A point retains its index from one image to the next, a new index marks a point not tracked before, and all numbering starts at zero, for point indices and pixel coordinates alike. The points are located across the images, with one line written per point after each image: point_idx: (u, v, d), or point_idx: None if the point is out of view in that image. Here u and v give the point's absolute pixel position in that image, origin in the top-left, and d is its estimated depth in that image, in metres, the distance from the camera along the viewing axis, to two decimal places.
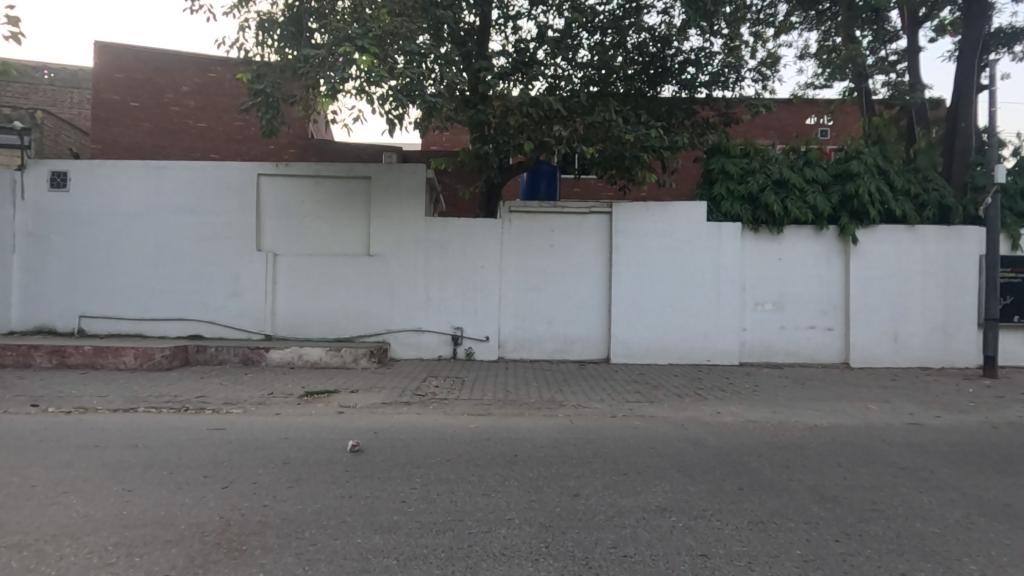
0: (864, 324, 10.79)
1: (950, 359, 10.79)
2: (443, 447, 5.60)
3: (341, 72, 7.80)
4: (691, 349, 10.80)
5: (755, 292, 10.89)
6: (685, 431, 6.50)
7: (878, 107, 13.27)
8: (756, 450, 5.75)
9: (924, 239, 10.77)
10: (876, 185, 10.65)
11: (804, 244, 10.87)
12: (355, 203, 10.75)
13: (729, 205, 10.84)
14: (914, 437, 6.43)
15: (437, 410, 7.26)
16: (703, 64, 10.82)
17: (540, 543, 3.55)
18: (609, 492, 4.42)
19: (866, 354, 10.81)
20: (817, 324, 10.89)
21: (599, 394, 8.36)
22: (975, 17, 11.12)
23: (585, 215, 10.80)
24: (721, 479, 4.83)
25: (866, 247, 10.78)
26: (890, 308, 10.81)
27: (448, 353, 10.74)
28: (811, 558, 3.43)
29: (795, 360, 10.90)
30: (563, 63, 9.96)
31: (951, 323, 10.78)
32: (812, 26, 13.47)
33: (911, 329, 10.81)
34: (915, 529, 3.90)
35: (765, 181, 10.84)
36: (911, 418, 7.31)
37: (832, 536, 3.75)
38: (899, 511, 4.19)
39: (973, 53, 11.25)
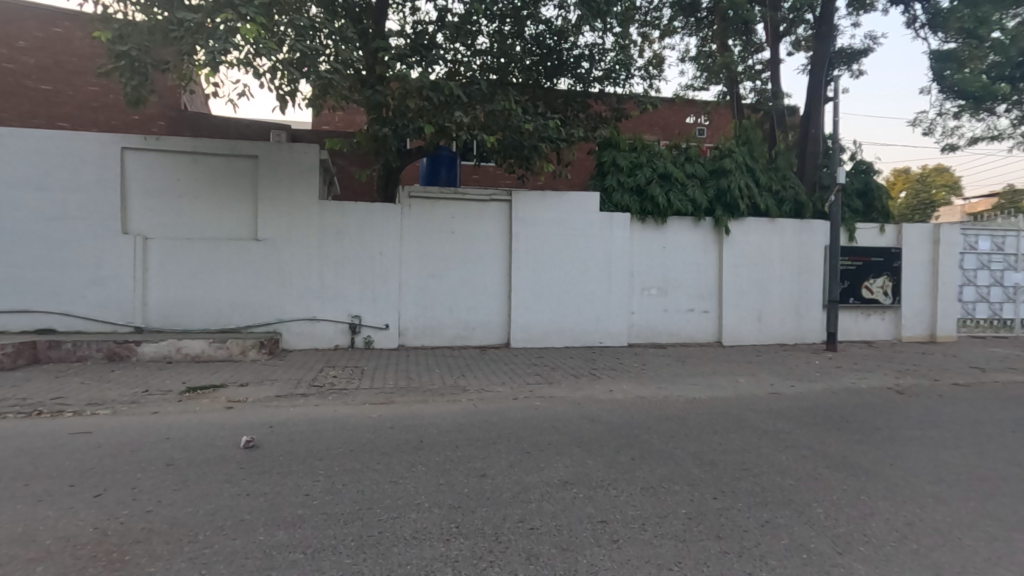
0: (734, 306, 12.02)
1: (801, 336, 12.38)
2: (346, 437, 5.47)
3: (222, 41, 7.13)
4: (585, 332, 11.38)
5: (642, 278, 11.70)
6: (582, 409, 6.88)
7: (747, 110, 14.84)
8: (645, 423, 6.25)
9: (783, 231, 12.19)
10: (745, 182, 11.84)
11: (685, 234, 11.83)
12: (240, 184, 9.96)
13: (619, 196, 11.51)
14: (774, 404, 7.34)
15: (337, 401, 7.04)
16: (597, 60, 11.29)
17: (450, 523, 3.63)
18: (514, 470, 4.60)
19: (735, 334, 12.07)
20: (695, 307, 11.94)
21: (501, 378, 8.59)
22: (824, 36, 12.67)
23: (486, 202, 10.91)
24: (616, 451, 5.21)
25: (735, 237, 11.97)
26: (755, 292, 12.13)
27: (345, 342, 10.39)
28: (693, 514, 3.85)
29: (676, 340, 11.89)
30: (462, 49, 9.92)
31: (803, 305, 12.35)
32: (692, 31, 14.58)
33: (771, 310, 12.22)
34: (776, 482, 4.50)
35: (651, 175, 11.66)
36: (771, 388, 8.33)
37: (711, 494, 4.22)
38: (763, 468, 4.80)
39: (822, 68, 12.81)
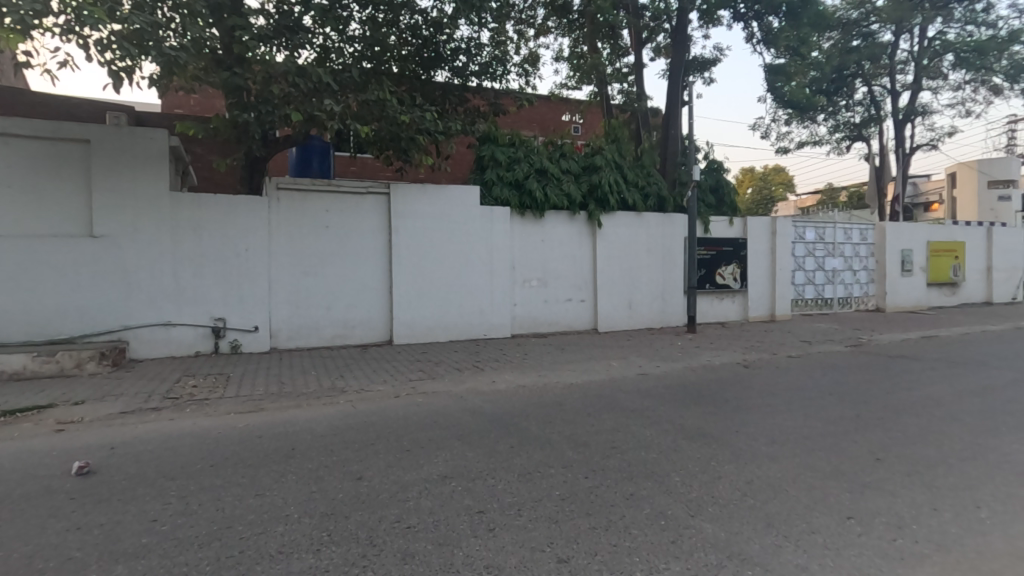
0: (607, 295, 12.78)
1: (666, 320, 13.52)
2: (206, 452, 5.00)
3: (34, 3, 6.10)
4: (469, 325, 11.45)
5: (523, 270, 12.00)
6: (464, 402, 6.93)
7: (615, 110, 15.84)
8: (524, 411, 6.45)
9: (649, 224, 13.17)
10: (614, 178, 12.61)
11: (561, 227, 12.32)
12: (68, 172, 8.63)
13: (499, 189, 11.74)
14: (641, 384, 7.95)
15: (196, 413, 6.40)
16: (473, 54, 11.32)
17: (322, 532, 3.46)
18: (392, 470, 4.50)
19: (609, 320, 12.85)
20: (573, 297, 12.51)
21: (382, 376, 8.38)
22: (680, 46, 13.83)
23: (362, 195, 10.51)
24: (496, 441, 5.30)
25: (607, 230, 12.71)
26: (626, 281, 12.99)
27: (208, 347, 9.48)
28: (566, 495, 4.03)
29: (556, 329, 12.39)
30: (332, 34, 9.44)
31: (666, 292, 13.48)
32: (564, 32, 15.17)
33: (640, 297, 13.18)
34: (640, 456, 4.86)
35: (528, 170, 12.02)
36: (640, 369, 9.01)
37: (583, 473, 4.46)
38: (629, 445, 5.17)
39: (678, 74, 13.98)
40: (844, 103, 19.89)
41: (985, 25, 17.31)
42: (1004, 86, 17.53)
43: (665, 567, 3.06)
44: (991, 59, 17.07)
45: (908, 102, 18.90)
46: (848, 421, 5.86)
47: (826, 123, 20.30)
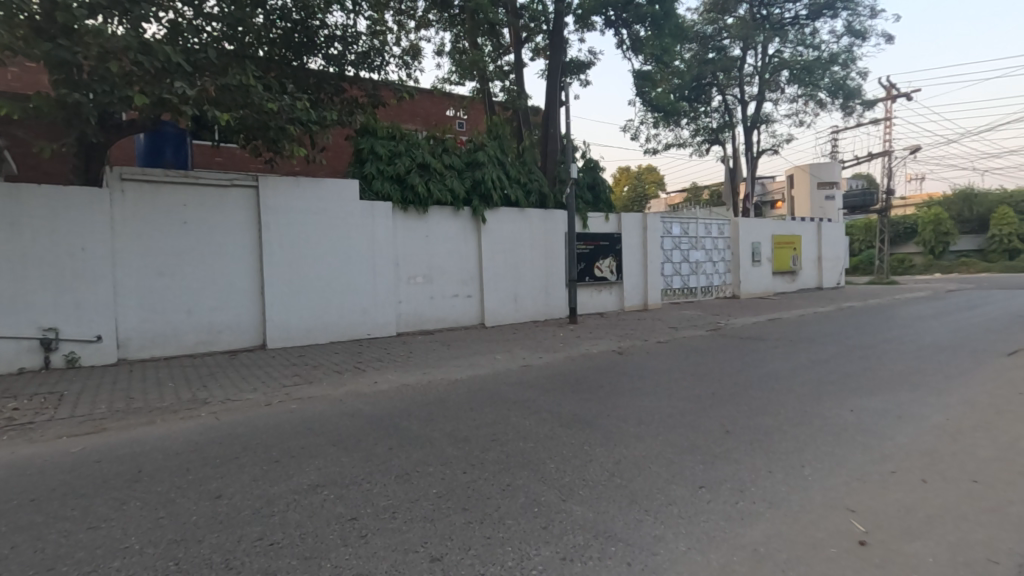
0: (493, 290, 12.94)
1: (549, 312, 14.01)
2: (26, 485, 4.30)
3: None
4: (352, 324, 11.00)
5: (408, 266, 11.78)
6: (342, 406, 6.64)
7: (497, 107, 16.06)
8: (406, 411, 6.32)
9: (531, 220, 13.52)
10: (497, 174, 12.78)
11: (445, 222, 12.24)
12: None
13: (379, 184, 11.38)
14: (523, 376, 8.14)
15: (16, 439, 5.49)
16: (349, 42, 10.84)
17: (168, 562, 3.13)
18: (257, 484, 4.19)
19: (495, 315, 13.02)
20: (459, 292, 12.50)
21: (252, 384, 7.77)
22: (557, 47, 14.30)
23: (226, 188, 9.64)
24: (374, 444, 5.14)
25: (491, 225, 12.85)
26: (511, 275, 13.25)
27: (36, 363, 8.15)
28: (443, 493, 4.01)
29: (443, 326, 12.31)
30: (185, 9, 8.51)
31: (549, 285, 13.96)
32: (446, 26, 15.05)
33: (525, 291, 13.52)
34: (518, 447, 4.98)
35: (410, 164, 11.79)
36: (523, 362, 9.23)
37: (461, 469, 4.46)
38: (509, 436, 5.27)
39: (556, 75, 14.46)
40: (703, 109, 21.85)
41: (813, 46, 19.85)
42: (828, 101, 20.25)
43: (535, 554, 3.15)
44: (817, 76, 19.64)
45: (755, 111, 21.22)
46: (705, 398, 6.45)
47: (688, 127, 22.17)
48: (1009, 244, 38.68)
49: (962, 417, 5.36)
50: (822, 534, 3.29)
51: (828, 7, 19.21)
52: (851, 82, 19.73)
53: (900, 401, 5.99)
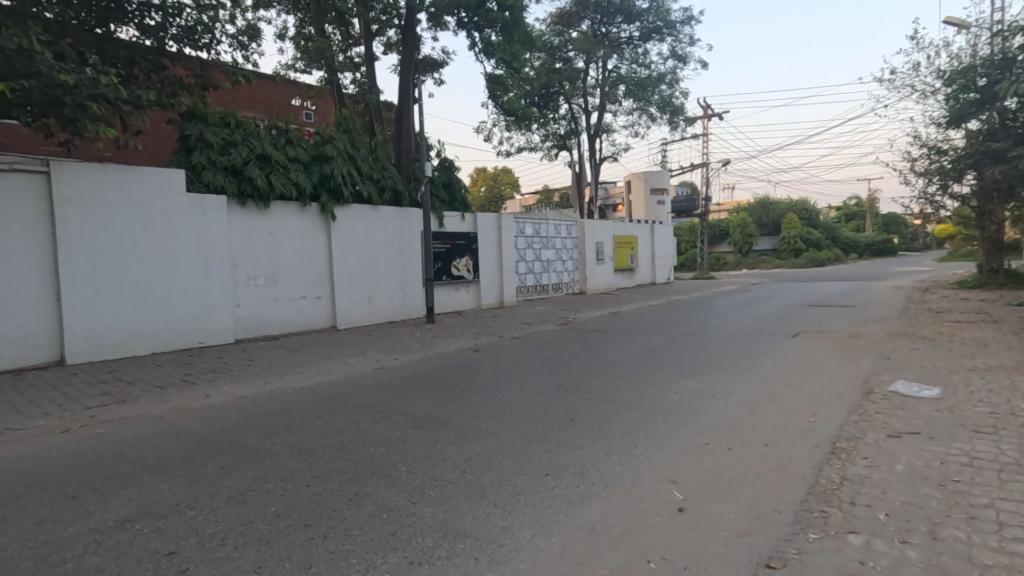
0: (345, 290, 12.35)
1: (406, 312, 13.76)
2: None
3: None
4: (179, 332, 9.75)
5: (247, 267, 10.75)
6: (165, 425, 5.85)
7: (348, 100, 15.35)
8: (242, 425, 5.76)
9: (384, 218, 13.15)
10: (347, 169, 12.21)
11: (290, 219, 11.39)
12: None
13: (211, 175, 10.22)
14: (377, 379, 7.89)
15: None
16: (170, 14, 9.58)
17: None
18: (45, 529, 3.51)
19: (348, 316, 12.44)
20: (308, 294, 11.72)
21: (44, 408, 6.50)
22: (409, 44, 14.01)
23: (4, 173, 7.96)
24: (203, 465, 4.61)
25: (342, 223, 12.24)
26: (364, 275, 12.74)
27: None
28: (283, 510, 3.72)
29: (289, 330, 11.45)
30: None
31: (405, 285, 13.71)
32: (288, 9, 14.03)
33: (380, 291, 13.11)
34: (368, 453, 4.81)
35: (247, 155, 10.76)
36: (377, 364, 8.95)
37: (305, 483, 4.18)
38: (358, 443, 5.06)
39: (409, 72, 14.18)
40: (551, 116, 23.03)
41: (644, 65, 21.96)
42: (657, 115, 22.57)
43: (382, 562, 3.06)
44: (648, 93, 21.78)
45: (597, 121, 22.91)
46: (553, 390, 6.81)
47: (538, 132, 23.25)
48: (795, 245, 46.58)
49: (758, 391, 6.31)
50: (648, 506, 3.66)
51: (655, 31, 21.38)
52: (676, 100, 22.20)
53: (713, 381, 6.88)
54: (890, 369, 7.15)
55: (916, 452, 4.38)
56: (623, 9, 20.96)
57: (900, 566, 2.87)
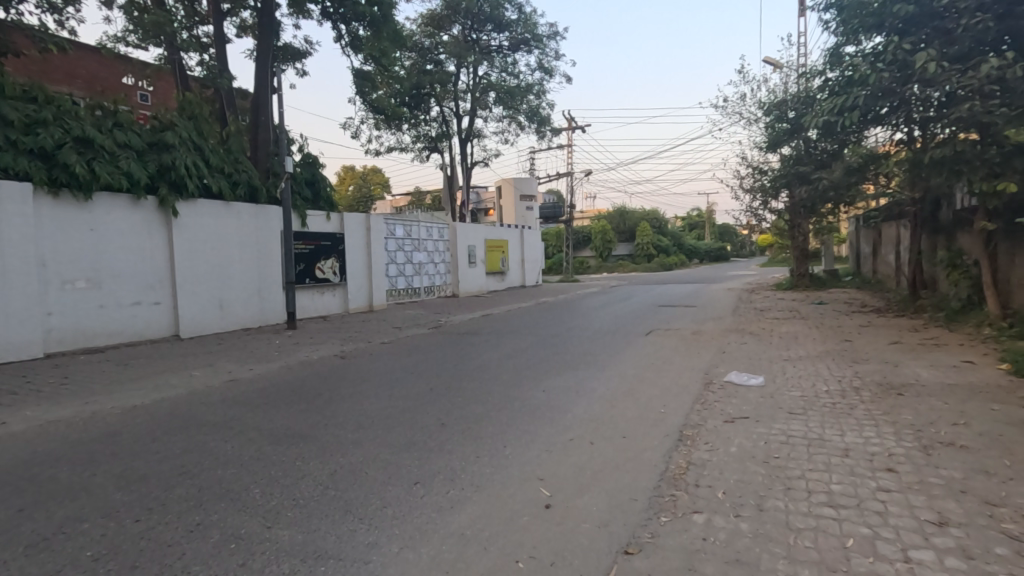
0: (191, 295, 11.03)
1: (264, 318, 12.67)
2: None
3: None
4: None
5: (61, 268, 9.14)
6: None
7: (193, 83, 13.81)
8: (52, 455, 4.86)
9: (238, 215, 11.98)
10: (192, 160, 10.94)
11: (120, 213, 9.92)
12: None
13: (11, 158, 8.55)
14: (229, 392, 7.14)
15: None
16: None
17: None
18: None
19: (194, 324, 11.14)
20: (143, 299, 10.28)
21: None
22: (266, 29, 12.92)
23: None
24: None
25: (185, 219, 10.92)
26: (214, 278, 11.49)
27: None
28: (104, 553, 3.18)
29: (119, 341, 9.95)
30: None
31: (263, 288, 12.61)
32: None
33: (232, 295, 11.92)
34: (215, 476, 4.31)
35: (62, 137, 9.18)
36: (229, 376, 8.10)
37: (133, 517, 3.62)
38: (203, 465, 4.52)
39: (267, 59, 13.09)
40: (423, 117, 22.80)
41: (513, 75, 22.59)
42: (526, 124, 23.34)
43: None
44: (517, 102, 22.45)
45: (468, 125, 23.12)
46: (425, 395, 6.68)
47: (409, 132, 22.91)
48: (648, 251, 51.06)
49: (617, 386, 6.76)
50: (516, 505, 3.72)
51: (524, 43, 22.08)
52: (543, 111, 23.14)
53: (577, 379, 7.23)
54: (726, 362, 8.08)
55: (747, 435, 4.97)
56: (493, 18, 21.40)
57: (735, 539, 3.22)
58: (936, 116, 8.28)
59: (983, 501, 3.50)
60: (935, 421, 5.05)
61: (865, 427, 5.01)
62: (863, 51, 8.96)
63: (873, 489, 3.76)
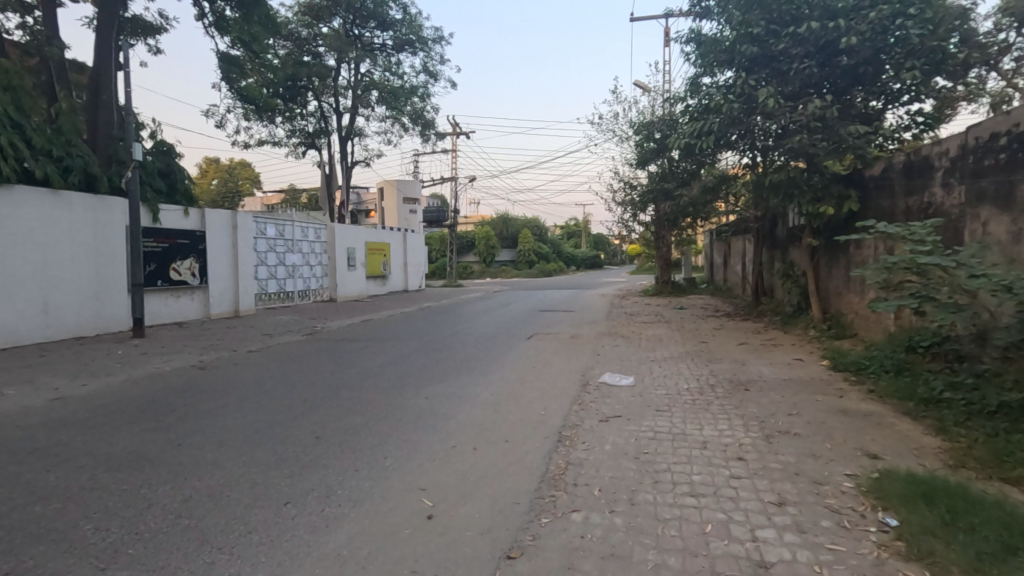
0: (4, 298, 9.31)
1: (103, 325, 11.06)
2: None
3: None
4: None
5: None
6: None
7: (12, 48, 11.75)
8: None
9: (71, 206, 10.37)
10: (7, 138, 9.27)
11: None
12: None
13: None
14: (55, 412, 6.11)
15: None
16: None
17: None
18: None
19: (8, 333, 9.41)
20: None
21: None
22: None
23: None
24: None
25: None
26: (37, 278, 9.81)
27: None
28: None
29: None
30: None
31: (103, 291, 11.01)
32: None
33: (62, 299, 10.26)
34: (33, 513, 3.65)
35: None
36: (55, 393, 6.94)
37: None
38: (17, 502, 3.81)
39: (110, 31, 11.50)
40: (299, 111, 21.51)
41: (397, 75, 22.09)
42: (410, 126, 22.94)
43: None
44: (401, 103, 21.97)
45: (349, 123, 22.21)
46: (298, 406, 6.25)
47: (283, 126, 21.50)
48: (529, 257, 52.68)
49: (500, 391, 6.83)
50: (397, 518, 3.59)
51: (408, 44, 21.66)
52: (427, 114, 22.88)
53: (460, 384, 7.20)
54: (601, 364, 8.54)
55: (620, 433, 5.27)
56: (377, 15, 20.74)
57: (610, 534, 3.38)
58: (775, 145, 9.50)
59: (812, 480, 4.04)
60: (774, 413, 5.74)
61: (719, 421, 5.56)
62: (717, 84, 10.02)
63: (727, 477, 4.17)
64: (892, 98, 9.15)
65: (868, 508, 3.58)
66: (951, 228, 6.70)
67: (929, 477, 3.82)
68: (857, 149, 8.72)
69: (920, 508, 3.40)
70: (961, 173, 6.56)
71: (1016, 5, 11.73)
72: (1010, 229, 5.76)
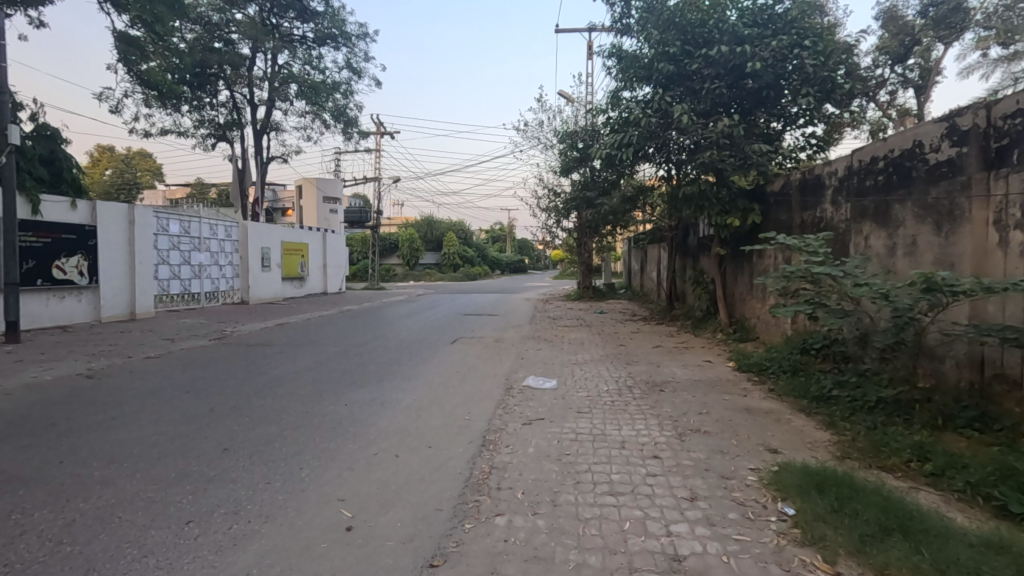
0: None
1: None
2: None
3: None
4: None
5: None
6: None
7: None
8: None
9: None
10: None
11: None
12: None
13: None
14: None
15: None
16: None
17: None
18: None
19: None
20: None
21: None
22: None
23: None
24: None
25: None
26: None
27: None
28: None
29: None
30: None
31: None
32: None
33: None
34: None
35: None
36: None
37: None
38: None
39: None
40: (207, 101, 20.19)
41: (318, 69, 21.26)
42: (331, 123, 22.07)
43: None
44: (322, 98, 21.11)
45: (265, 116, 21.08)
46: (202, 416, 5.81)
47: (190, 115, 20.10)
48: (453, 260, 52.48)
49: (424, 397, 6.73)
50: (313, 532, 3.43)
51: (331, 38, 20.91)
52: (350, 112, 22.10)
53: (383, 390, 7.02)
54: (524, 367, 8.64)
55: (542, 436, 5.35)
56: (296, 6, 19.88)
57: (533, 536, 3.41)
58: (688, 158, 10.07)
59: (720, 475, 4.30)
60: (686, 412, 6.06)
61: (636, 421, 5.79)
62: (636, 98, 10.48)
63: (643, 476, 4.34)
64: (790, 120, 9.96)
65: (769, 500, 3.86)
66: (838, 241, 7.40)
67: (820, 468, 4.18)
68: (759, 166, 9.44)
69: (813, 497, 3.70)
70: (846, 192, 7.27)
71: (890, 45, 13.18)
72: (886, 243, 6.45)
